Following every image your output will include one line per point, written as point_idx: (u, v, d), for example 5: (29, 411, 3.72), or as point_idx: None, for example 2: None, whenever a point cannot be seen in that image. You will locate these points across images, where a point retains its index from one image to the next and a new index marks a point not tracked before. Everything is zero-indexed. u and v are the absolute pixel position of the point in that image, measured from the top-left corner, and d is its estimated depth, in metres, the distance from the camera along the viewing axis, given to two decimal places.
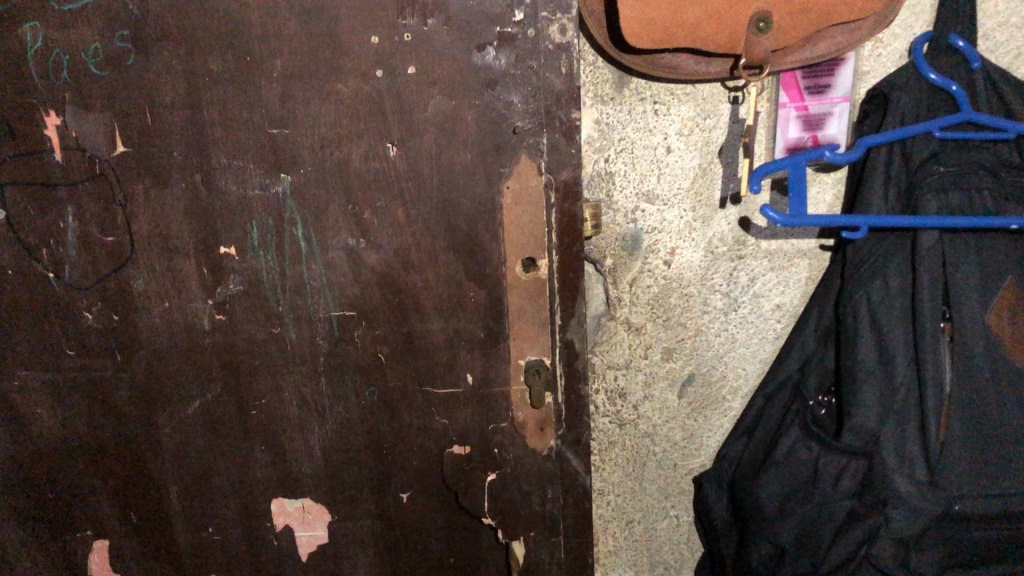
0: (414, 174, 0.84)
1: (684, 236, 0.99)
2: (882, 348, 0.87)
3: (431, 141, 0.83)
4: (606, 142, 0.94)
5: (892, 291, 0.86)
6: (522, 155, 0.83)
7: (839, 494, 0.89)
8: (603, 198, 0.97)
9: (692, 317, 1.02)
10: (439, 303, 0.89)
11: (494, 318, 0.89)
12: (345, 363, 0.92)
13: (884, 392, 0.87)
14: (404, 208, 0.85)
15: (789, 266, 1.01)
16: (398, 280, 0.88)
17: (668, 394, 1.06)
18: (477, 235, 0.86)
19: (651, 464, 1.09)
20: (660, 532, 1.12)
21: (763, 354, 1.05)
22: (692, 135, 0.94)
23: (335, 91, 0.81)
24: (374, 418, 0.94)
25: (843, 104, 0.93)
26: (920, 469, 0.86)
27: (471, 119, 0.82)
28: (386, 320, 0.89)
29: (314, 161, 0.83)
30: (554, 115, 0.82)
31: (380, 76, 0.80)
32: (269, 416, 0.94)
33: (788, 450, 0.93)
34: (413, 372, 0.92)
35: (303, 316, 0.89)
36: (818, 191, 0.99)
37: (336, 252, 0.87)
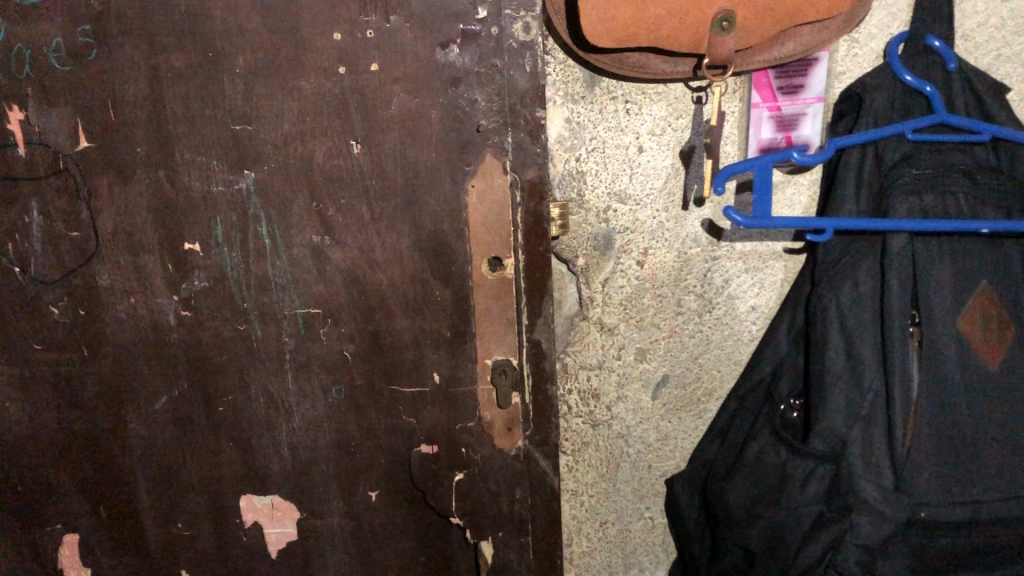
0: (377, 171, 0.83)
1: (657, 236, 0.98)
2: (850, 352, 0.86)
3: (395, 139, 0.82)
4: (577, 141, 0.93)
5: (862, 296, 0.86)
6: (486, 154, 0.83)
7: (806, 499, 0.88)
8: (574, 197, 0.95)
9: (665, 318, 1.02)
10: (405, 301, 0.88)
11: (460, 317, 0.89)
12: (312, 361, 0.91)
13: (850, 396, 0.86)
14: (369, 205, 0.84)
15: (764, 267, 1.00)
16: (363, 278, 0.87)
17: (642, 395, 1.05)
18: (442, 233, 0.86)
19: (625, 466, 1.08)
20: (634, 534, 1.12)
21: (738, 356, 1.04)
22: (665, 135, 0.93)
23: (299, 87, 0.81)
24: (341, 416, 0.94)
25: (816, 104, 0.92)
26: (886, 475, 0.86)
27: (435, 116, 0.82)
28: (351, 318, 0.89)
29: (277, 157, 0.83)
30: (518, 113, 0.82)
31: (343, 73, 0.80)
32: (236, 413, 0.94)
33: (756, 455, 0.93)
34: (379, 370, 0.91)
35: (269, 314, 0.89)
36: (793, 192, 0.98)
37: (300, 249, 0.86)
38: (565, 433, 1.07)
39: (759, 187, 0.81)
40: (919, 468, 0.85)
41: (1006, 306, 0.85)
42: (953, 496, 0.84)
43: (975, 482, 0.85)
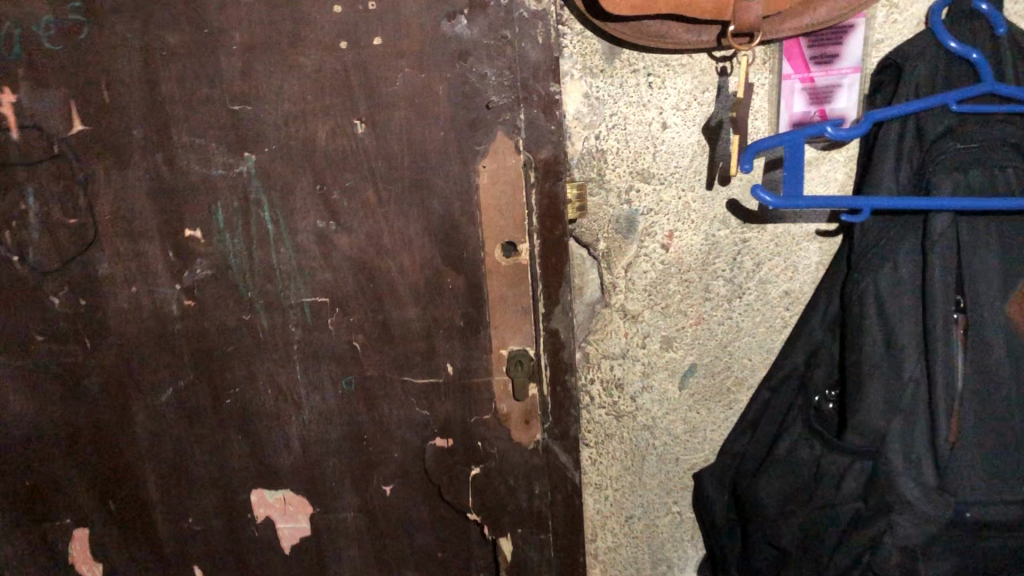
0: (383, 152, 0.79)
1: (682, 218, 0.92)
2: (890, 340, 0.80)
3: (401, 118, 0.78)
4: (596, 118, 0.88)
5: (902, 278, 0.80)
6: (497, 132, 0.78)
7: (843, 497, 0.83)
8: (594, 177, 0.91)
9: (692, 304, 0.96)
10: (416, 288, 0.84)
11: (473, 306, 0.84)
12: (320, 352, 0.88)
13: (889, 387, 0.80)
14: (375, 188, 0.80)
15: (797, 250, 0.95)
16: (371, 264, 0.83)
17: (668, 385, 1.00)
18: (452, 216, 0.81)
19: (652, 458, 1.03)
20: (661, 529, 1.07)
21: (770, 344, 0.99)
22: (690, 109, 0.88)
23: (299, 64, 0.76)
24: (352, 408, 0.90)
25: (853, 75, 0.86)
26: (929, 473, 0.79)
27: (442, 93, 0.77)
28: (360, 307, 0.85)
29: (279, 138, 0.79)
30: (531, 88, 0.77)
31: (344, 48, 0.76)
32: (245, 405, 0.91)
33: (789, 449, 0.89)
34: (390, 361, 0.87)
35: (275, 303, 0.85)
36: (829, 169, 0.92)
37: (305, 235, 0.83)
38: (588, 425, 1.03)
39: (788, 163, 0.75)
40: (964, 466, 0.79)
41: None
42: (1006, 496, 0.78)
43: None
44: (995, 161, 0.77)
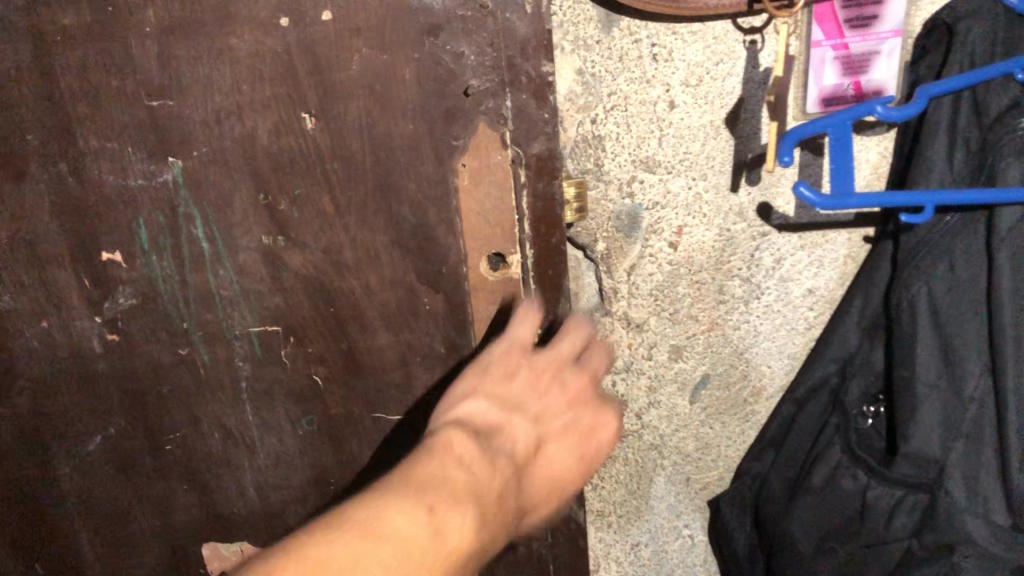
0: (341, 151, 0.65)
1: (693, 211, 0.79)
2: (949, 354, 0.70)
3: (360, 109, 0.64)
4: (592, 98, 0.74)
5: (959, 281, 0.69)
6: (479, 123, 0.64)
7: (893, 536, 0.74)
8: (591, 168, 0.77)
9: (704, 309, 0.84)
10: (386, 312, 0.71)
11: (456, 327, 0.71)
12: (273, 390, 0.74)
13: (946, 408, 0.70)
14: (331, 195, 0.66)
15: (823, 242, 0.83)
16: (331, 287, 0.70)
17: (677, 399, 0.88)
18: (428, 227, 0.68)
19: (660, 480, 0.92)
20: (671, 554, 0.97)
21: (792, 349, 0.87)
22: (702, 86, 0.74)
23: (230, 47, 0.62)
24: (316, 452, 0.77)
25: (893, 40, 0.74)
26: (998, 512, 0.68)
27: (409, 76, 0.63)
28: (319, 335, 0.72)
29: (210, 140, 0.65)
30: (518, 68, 0.63)
31: (286, 26, 0.61)
32: (189, 453, 0.77)
33: (826, 479, 0.78)
34: (358, 399, 0.74)
35: (217, 335, 0.72)
36: (860, 151, 0.80)
37: (248, 254, 0.69)
38: None
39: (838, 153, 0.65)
40: None
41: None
42: None
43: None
44: None
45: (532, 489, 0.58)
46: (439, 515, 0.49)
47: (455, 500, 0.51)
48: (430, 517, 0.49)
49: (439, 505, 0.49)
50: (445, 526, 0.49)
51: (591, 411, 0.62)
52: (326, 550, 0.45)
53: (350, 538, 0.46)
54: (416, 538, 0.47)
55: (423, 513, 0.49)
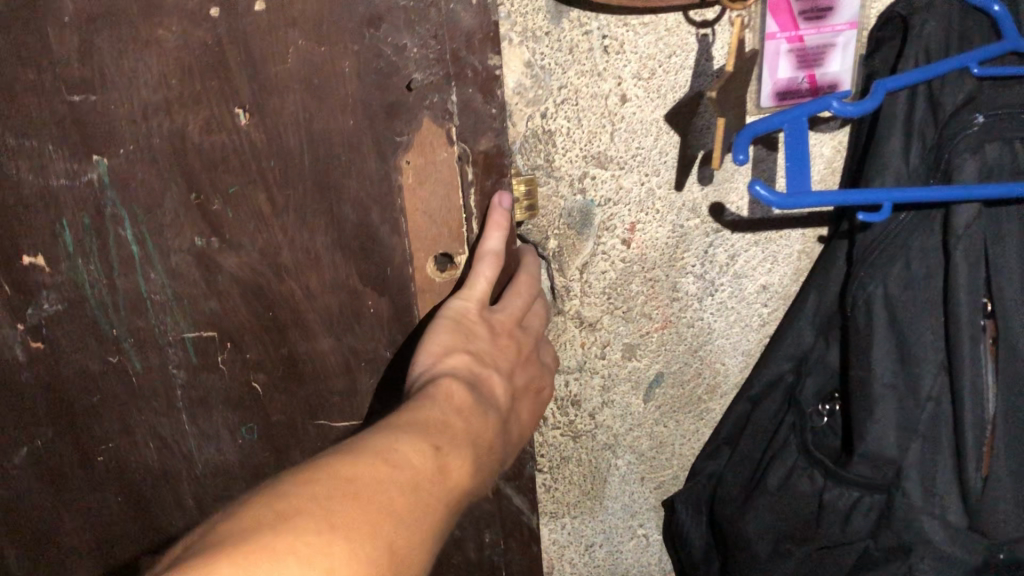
0: (278, 149, 0.62)
1: (646, 208, 0.78)
2: (905, 360, 0.72)
3: (299, 104, 0.61)
4: (541, 92, 0.72)
5: (915, 280, 0.71)
6: (423, 119, 0.61)
7: (852, 536, 0.77)
8: (542, 164, 0.75)
9: (658, 306, 0.83)
10: (327, 314, 0.69)
11: (402, 332, 0.69)
12: (212, 397, 0.73)
13: (903, 409, 0.73)
14: (268, 194, 0.64)
15: (777, 238, 0.82)
16: (269, 290, 0.68)
17: (631, 398, 0.87)
18: (370, 226, 0.65)
19: (614, 480, 0.91)
20: (625, 554, 0.96)
21: (746, 346, 0.87)
22: (654, 78, 0.73)
23: (156, 38, 0.59)
24: (259, 460, 0.76)
25: (848, 32, 0.73)
26: (954, 510, 0.72)
27: (349, 70, 0.60)
28: (255, 342, 0.70)
29: (136, 137, 0.62)
30: (464, 63, 0.60)
31: (216, 16, 0.58)
32: (124, 460, 0.76)
33: (781, 480, 0.81)
34: (302, 403, 0.73)
35: (149, 341, 0.70)
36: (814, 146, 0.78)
37: (181, 257, 0.66)
38: (540, 449, 0.88)
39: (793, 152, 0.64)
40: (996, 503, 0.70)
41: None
42: None
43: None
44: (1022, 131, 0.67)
45: (512, 440, 0.59)
46: (444, 455, 0.48)
47: (456, 445, 0.49)
48: (437, 454, 0.47)
49: (444, 448, 0.48)
50: (452, 465, 0.48)
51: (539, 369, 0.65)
52: (353, 467, 0.43)
53: (369, 460, 0.44)
54: (427, 469, 0.46)
55: (432, 449, 0.47)
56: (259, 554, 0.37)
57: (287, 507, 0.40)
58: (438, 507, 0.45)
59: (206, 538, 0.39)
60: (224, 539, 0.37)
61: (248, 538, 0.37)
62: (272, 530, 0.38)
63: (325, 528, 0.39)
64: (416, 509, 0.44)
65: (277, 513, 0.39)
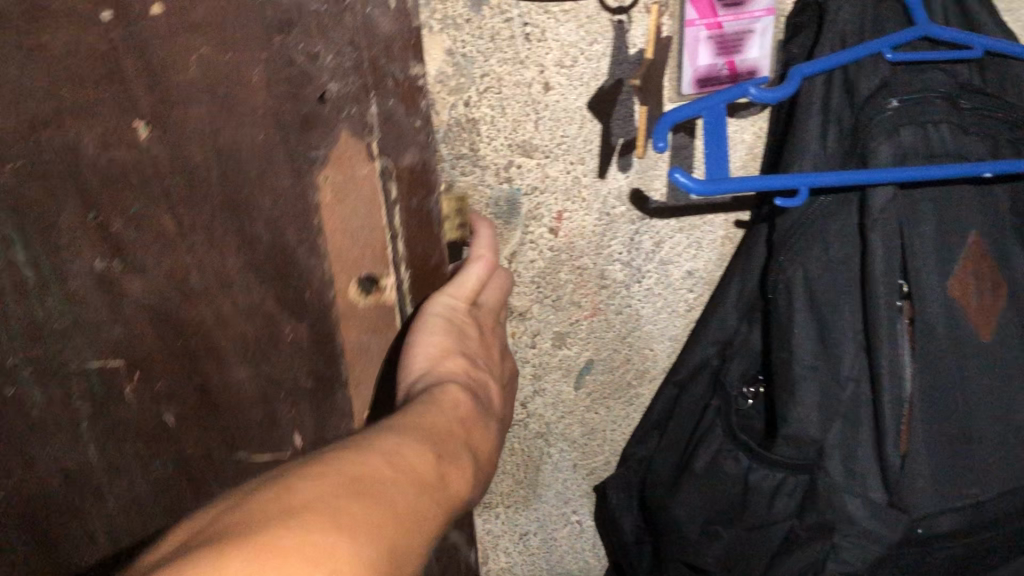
0: (181, 161, 0.62)
1: (572, 196, 0.77)
2: (827, 345, 0.74)
3: (205, 115, 0.60)
4: (463, 79, 0.70)
5: (834, 261, 0.73)
6: (341, 131, 0.62)
7: (776, 516, 0.79)
8: (468, 152, 0.73)
9: (587, 295, 0.83)
10: (242, 344, 0.70)
11: (324, 360, 0.71)
12: (119, 428, 0.74)
13: (825, 389, 0.74)
14: (172, 214, 0.64)
15: (700, 225, 0.83)
16: (176, 312, 0.68)
17: (561, 386, 0.88)
18: (285, 246, 0.65)
19: (546, 468, 0.93)
20: (560, 541, 0.98)
21: (674, 331, 0.88)
22: (575, 66, 0.71)
23: (41, 45, 0.57)
24: (173, 493, 0.78)
25: (766, 19, 0.72)
26: (875, 489, 0.75)
27: (259, 75, 0.59)
28: (165, 373, 0.71)
29: (24, 152, 0.61)
30: (383, 71, 0.60)
31: (108, 20, 0.56)
32: (31, 496, 0.78)
33: (708, 463, 0.82)
34: (219, 435, 0.75)
35: (47, 372, 0.71)
36: (734, 130, 0.79)
37: (79, 281, 0.66)
38: None
39: (715, 136, 0.63)
40: (915, 480, 0.73)
41: (998, 266, 0.74)
42: (955, 499, 0.74)
43: (976, 480, 0.75)
44: (929, 116, 0.69)
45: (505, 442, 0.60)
46: (446, 464, 0.45)
47: (458, 456, 0.47)
48: (440, 461, 0.44)
49: (446, 457, 0.46)
50: (453, 474, 0.45)
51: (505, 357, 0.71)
52: (358, 467, 0.40)
53: (373, 462, 0.41)
54: (430, 475, 0.43)
55: (435, 457, 0.45)
56: (266, 553, 0.33)
57: (295, 502, 0.36)
58: (440, 514, 0.42)
59: (202, 533, 0.35)
60: (227, 535, 0.34)
61: (254, 535, 0.33)
62: (280, 525, 0.34)
63: (332, 529, 0.35)
64: (419, 516, 0.40)
65: (286, 508, 0.35)
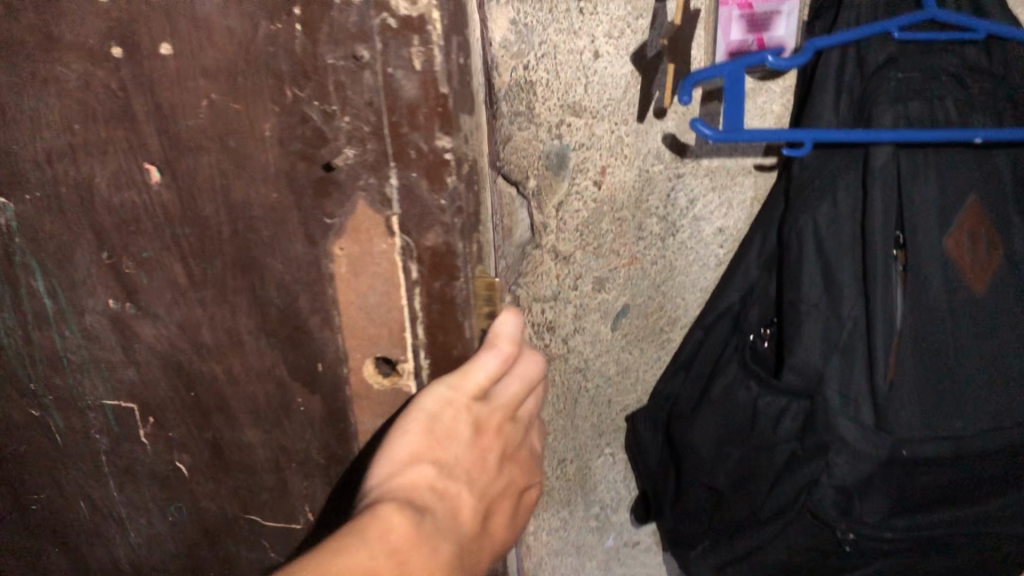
0: (194, 215, 0.62)
1: (616, 153, 0.86)
2: (829, 286, 0.78)
3: (213, 165, 0.60)
4: (525, 47, 0.77)
5: (841, 216, 0.77)
6: (358, 201, 0.58)
7: (779, 438, 0.83)
8: (524, 111, 0.80)
9: (625, 243, 0.92)
10: (254, 407, 0.69)
11: (336, 438, 0.69)
12: (134, 467, 0.75)
13: (827, 326, 0.78)
14: (184, 264, 0.64)
15: (730, 186, 0.94)
16: (189, 364, 0.68)
17: (600, 325, 0.95)
18: (298, 313, 0.64)
19: (584, 401, 0.99)
20: (594, 469, 1.06)
21: (702, 282, 0.99)
22: (622, 38, 0.81)
23: (55, 76, 0.60)
24: (191, 536, 0.79)
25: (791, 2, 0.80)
26: (865, 412, 0.77)
27: (270, 132, 0.58)
28: (180, 422, 0.72)
29: (41, 183, 0.64)
30: (403, 139, 0.56)
31: (119, 57, 0.58)
32: (55, 515, 0.81)
33: (724, 390, 0.87)
34: (232, 492, 0.75)
35: (67, 402, 0.73)
36: (765, 101, 0.81)
37: (94, 317, 0.68)
38: None
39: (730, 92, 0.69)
40: (899, 403, 0.76)
41: (995, 226, 0.78)
42: (939, 427, 0.77)
43: (959, 415, 0.77)
44: (931, 94, 0.70)
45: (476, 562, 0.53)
46: None
47: None
48: None
49: None
50: None
51: (508, 465, 0.57)
52: None
53: None
54: None
55: None
56: None
57: None
58: None
59: None
60: None
61: None
62: None
63: None
64: None
65: None
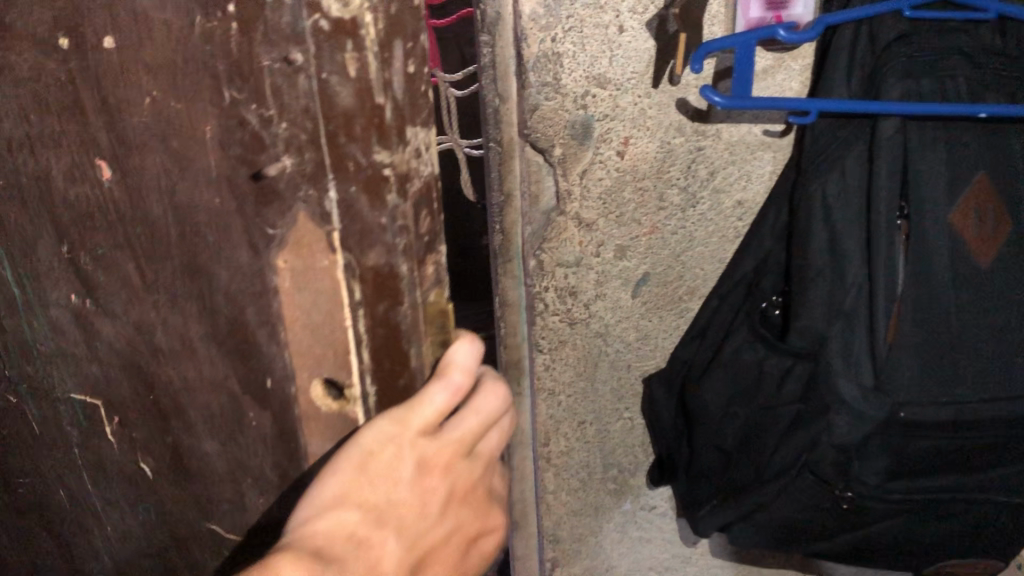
0: (144, 215, 0.60)
1: (638, 124, 0.82)
2: (834, 250, 0.75)
3: (158, 165, 0.57)
4: (553, 20, 0.76)
5: (850, 186, 0.74)
6: (297, 211, 0.55)
7: (784, 399, 0.82)
8: (551, 82, 0.78)
9: (646, 213, 0.87)
10: (209, 416, 0.68)
11: (286, 457, 0.65)
12: (104, 462, 0.77)
13: (832, 294, 0.76)
14: (137, 265, 0.62)
15: (753, 158, 0.87)
16: (147, 366, 0.67)
17: (621, 294, 0.91)
18: (245, 323, 0.61)
19: (604, 366, 0.95)
20: (613, 434, 1.01)
21: (723, 254, 0.92)
22: (647, 12, 0.76)
23: (10, 66, 0.58)
24: (161, 537, 0.79)
25: None
26: (866, 374, 0.76)
27: (209, 134, 0.54)
28: (140, 424, 0.72)
29: (8, 176, 0.63)
30: (341, 150, 0.52)
31: (66, 48, 0.55)
32: (46, 494, 0.84)
33: (732, 349, 0.85)
34: (194, 500, 0.73)
35: (40, 389, 0.76)
36: (783, 78, 0.80)
37: (58, 312, 0.69)
38: (539, 332, 0.91)
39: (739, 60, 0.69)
40: (899, 365, 0.75)
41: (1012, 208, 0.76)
42: (943, 394, 0.75)
43: (960, 382, 0.76)
44: (941, 73, 0.71)
45: None
46: None
47: None
48: None
49: None
50: None
51: (458, 505, 0.56)
52: None
53: None
54: None
55: None
56: None
57: None
58: None
59: None
60: None
61: None
62: None
63: None
64: None
65: None
